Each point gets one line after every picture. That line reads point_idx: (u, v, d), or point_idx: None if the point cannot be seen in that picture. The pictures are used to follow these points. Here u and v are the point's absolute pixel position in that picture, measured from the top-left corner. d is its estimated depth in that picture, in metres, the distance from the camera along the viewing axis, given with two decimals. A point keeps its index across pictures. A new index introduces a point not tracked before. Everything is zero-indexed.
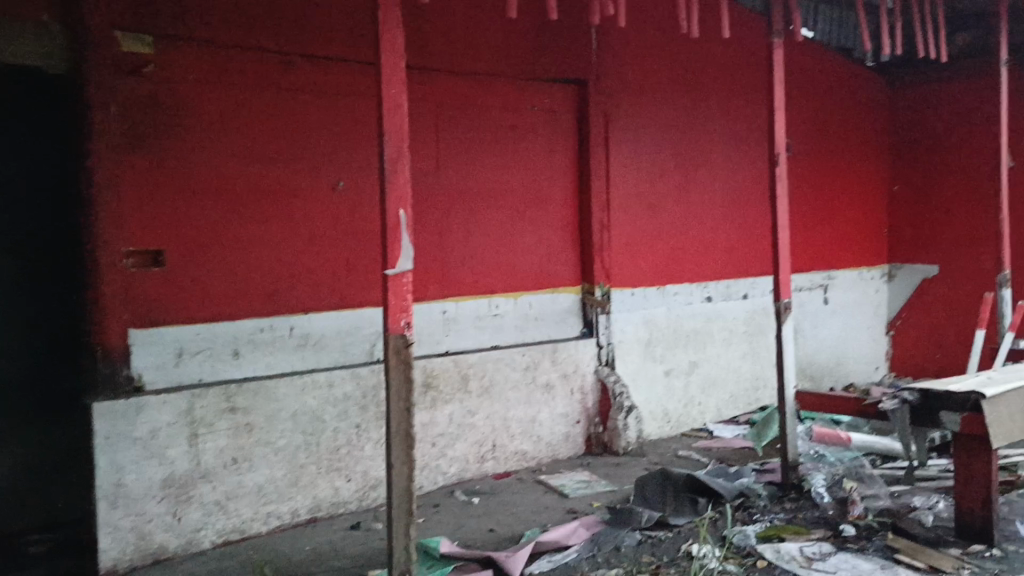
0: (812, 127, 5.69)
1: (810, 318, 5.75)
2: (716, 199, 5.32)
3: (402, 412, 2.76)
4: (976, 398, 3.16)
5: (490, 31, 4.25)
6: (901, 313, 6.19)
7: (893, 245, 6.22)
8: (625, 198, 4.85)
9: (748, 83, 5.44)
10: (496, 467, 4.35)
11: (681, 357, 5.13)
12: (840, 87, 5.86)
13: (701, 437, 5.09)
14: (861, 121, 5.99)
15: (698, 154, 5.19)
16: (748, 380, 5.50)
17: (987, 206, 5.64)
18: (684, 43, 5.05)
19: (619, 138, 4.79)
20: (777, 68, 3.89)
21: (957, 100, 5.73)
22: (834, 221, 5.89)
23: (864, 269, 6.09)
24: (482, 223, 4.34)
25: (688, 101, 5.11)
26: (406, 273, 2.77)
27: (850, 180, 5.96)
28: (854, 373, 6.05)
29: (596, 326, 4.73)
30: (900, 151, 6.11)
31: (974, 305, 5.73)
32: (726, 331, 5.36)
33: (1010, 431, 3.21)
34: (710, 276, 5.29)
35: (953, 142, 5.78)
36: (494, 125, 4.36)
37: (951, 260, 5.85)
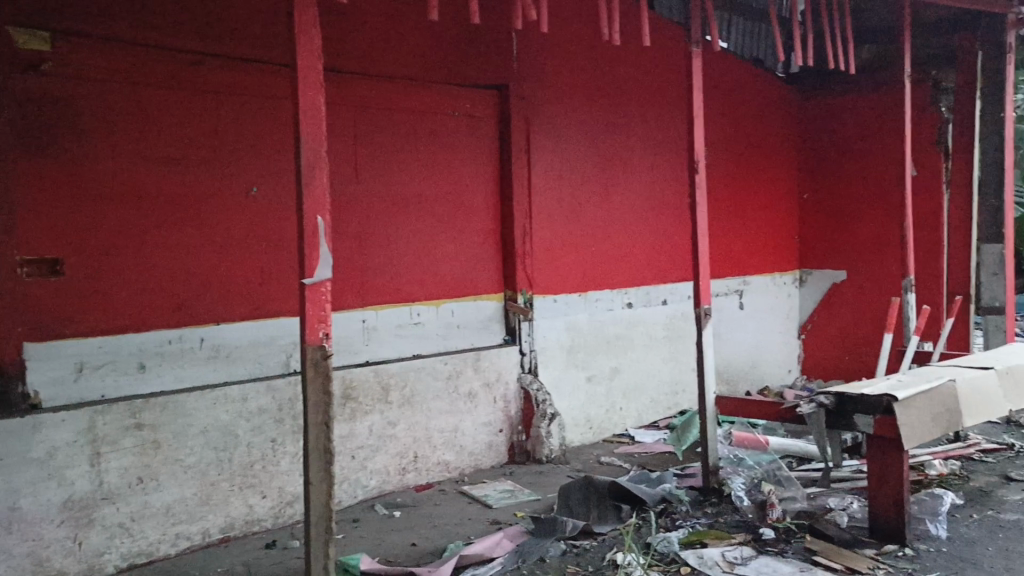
0: (728, 136, 5.80)
1: (726, 323, 5.86)
2: (637, 206, 5.37)
3: (320, 426, 2.65)
4: (887, 400, 3.27)
5: (411, 34, 4.18)
6: (812, 317, 6.37)
7: (805, 251, 6.40)
8: (547, 205, 4.84)
9: (667, 91, 5.51)
10: (418, 478, 4.26)
11: (603, 363, 5.14)
12: (755, 97, 5.99)
13: (622, 442, 5.11)
14: (775, 131, 6.14)
15: (618, 161, 5.22)
16: (668, 385, 5.56)
17: (892, 215, 5.86)
18: (604, 51, 5.08)
19: (540, 144, 4.77)
20: (695, 76, 3.93)
21: (864, 111, 5.95)
22: (749, 228, 6.02)
23: (777, 275, 6.25)
24: (403, 229, 4.26)
25: (608, 108, 5.13)
26: (325, 282, 2.67)
27: (764, 188, 6.11)
28: (769, 376, 6.19)
29: (519, 333, 4.70)
30: (810, 160, 6.30)
31: (881, 309, 5.94)
32: (647, 336, 5.41)
33: (919, 433, 3.32)
34: (631, 283, 5.33)
35: (860, 152, 5.99)
36: (415, 130, 4.28)
37: (860, 266, 6.06)
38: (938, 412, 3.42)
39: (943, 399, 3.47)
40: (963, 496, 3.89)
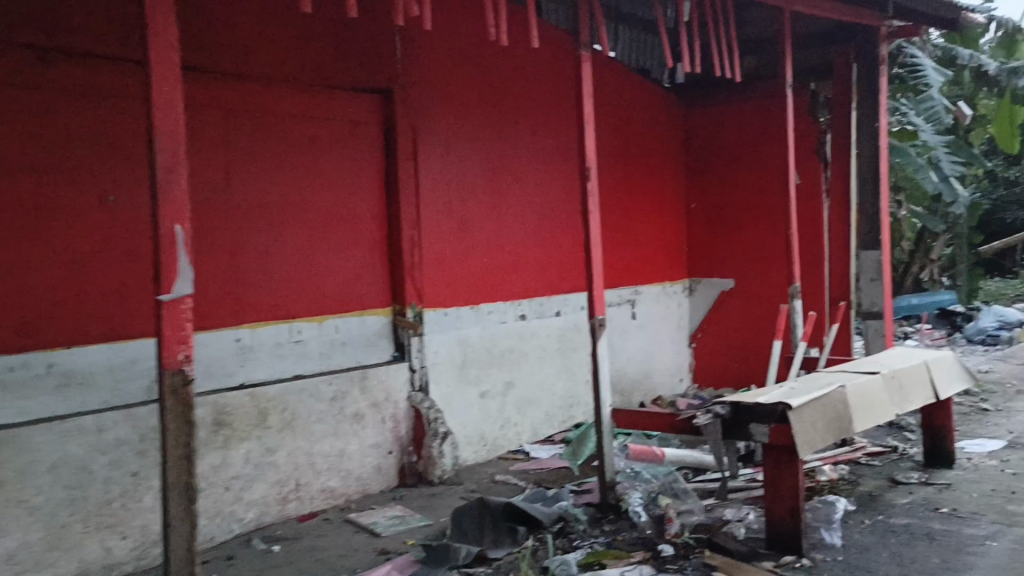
0: (617, 145, 5.78)
1: (619, 334, 5.82)
2: (528, 215, 5.25)
3: (181, 461, 2.37)
4: (782, 408, 3.24)
5: (286, 33, 3.92)
6: (702, 326, 6.41)
7: (693, 260, 6.44)
8: (435, 215, 4.65)
9: (557, 99, 5.42)
10: (300, 508, 3.97)
11: (496, 378, 4.98)
12: (643, 106, 5.99)
13: (517, 459, 4.95)
14: (663, 141, 6.16)
15: (508, 170, 5.09)
16: (562, 398, 5.45)
17: (776, 223, 5.98)
18: (491, 56, 4.94)
19: (427, 151, 4.58)
20: (585, 82, 3.84)
21: (748, 122, 6.04)
22: (640, 238, 6.01)
23: (668, 284, 6.25)
24: (280, 241, 3.97)
25: (496, 116, 5.00)
26: (185, 298, 2.38)
27: (654, 197, 6.12)
28: (661, 386, 6.17)
29: (408, 349, 4.48)
30: (697, 169, 6.35)
31: (768, 318, 6.04)
32: (541, 348, 5.29)
33: (814, 441, 3.30)
34: (523, 294, 5.20)
35: (745, 162, 6.08)
36: (291, 135, 4.01)
37: (746, 274, 6.14)
38: (830, 419, 3.43)
39: (834, 406, 3.48)
40: (854, 501, 3.93)
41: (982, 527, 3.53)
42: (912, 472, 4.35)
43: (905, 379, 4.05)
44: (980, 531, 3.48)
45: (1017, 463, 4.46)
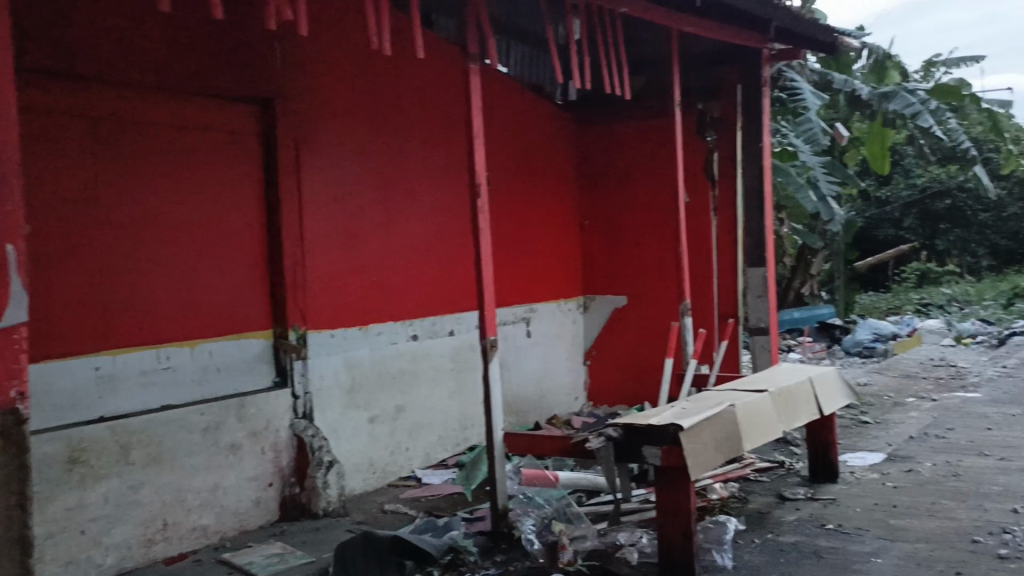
0: (508, 161, 5.71)
1: (513, 353, 5.72)
2: (419, 232, 5.08)
3: (15, 511, 2.09)
4: (674, 430, 3.20)
5: (154, 37, 3.66)
6: (596, 343, 6.39)
7: (587, 278, 6.42)
8: (320, 233, 4.43)
9: (447, 113, 5.31)
10: (169, 549, 3.66)
11: (385, 402, 4.78)
12: (535, 122, 5.95)
13: (408, 486, 4.75)
14: (555, 157, 6.13)
15: (396, 186, 4.92)
16: (456, 420, 5.29)
17: (667, 240, 6.03)
18: (376, 67, 4.79)
19: (310, 165, 4.37)
20: (474, 94, 3.73)
21: (638, 140, 6.08)
22: (533, 256, 5.94)
23: (562, 302, 6.20)
24: (149, 260, 3.68)
25: (383, 131, 4.83)
26: (20, 326, 2.11)
27: (548, 214, 6.07)
28: (556, 405, 6.10)
29: (290, 374, 4.23)
30: (589, 186, 6.33)
31: (661, 335, 6.07)
32: (433, 370, 5.12)
33: (705, 463, 3.26)
34: (415, 314, 5.03)
35: (636, 179, 6.12)
36: (161, 147, 3.74)
37: (639, 292, 6.17)
38: (721, 439, 3.41)
39: (725, 425, 3.46)
40: (744, 519, 3.93)
41: (867, 542, 3.59)
42: (799, 488, 4.41)
43: (791, 396, 4.10)
44: (865, 548, 3.53)
45: (896, 476, 4.59)
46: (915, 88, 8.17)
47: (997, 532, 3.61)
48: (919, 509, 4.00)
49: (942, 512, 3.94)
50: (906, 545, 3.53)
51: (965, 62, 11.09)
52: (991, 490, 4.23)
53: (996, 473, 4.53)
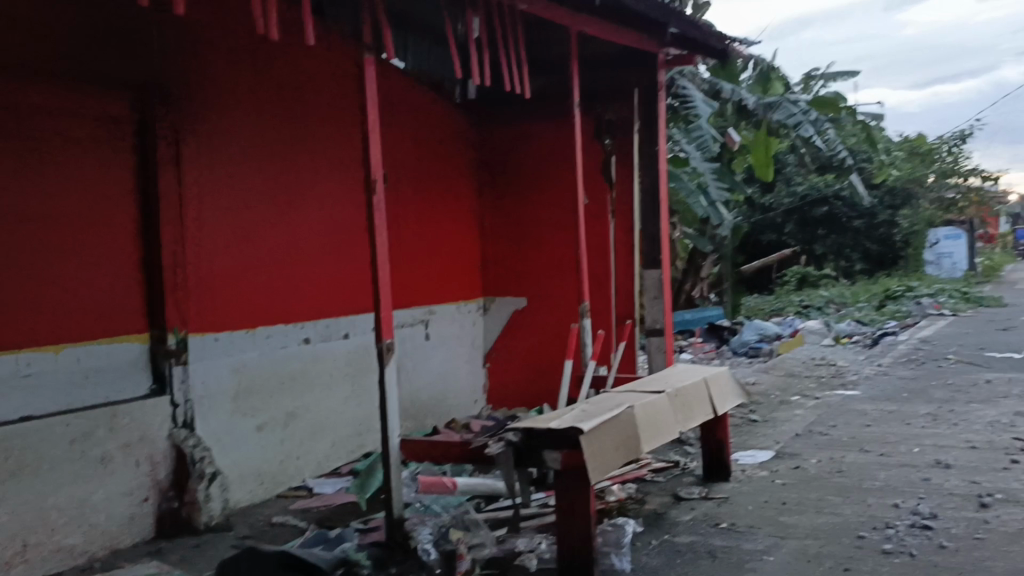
0: (405, 158, 5.57)
1: (410, 356, 5.57)
2: (311, 230, 4.87)
3: None
4: (574, 433, 3.15)
5: (15, 12, 3.36)
6: (495, 345, 6.32)
7: (486, 279, 6.34)
8: (204, 229, 4.18)
9: (340, 107, 5.14)
10: (29, 572, 3.36)
11: (275, 409, 4.55)
12: (433, 118, 5.82)
13: (298, 496, 4.54)
14: (453, 156, 6.02)
15: (287, 182, 4.71)
16: (350, 427, 5.10)
17: (565, 241, 6.01)
18: (265, 57, 4.58)
19: (192, 157, 4.11)
20: (369, 86, 3.58)
21: (535, 140, 6.05)
22: (431, 256, 5.82)
23: (461, 303, 6.10)
24: (9, 256, 3.38)
25: (273, 123, 4.62)
26: None
27: (446, 214, 5.95)
28: (454, 408, 5.99)
29: (169, 381, 3.96)
30: (487, 186, 6.26)
31: (559, 337, 6.05)
32: (326, 374, 4.92)
33: (604, 465, 3.23)
34: (306, 316, 4.82)
35: (534, 180, 6.08)
36: (24, 133, 3.44)
37: (538, 293, 6.14)
38: (620, 442, 3.39)
39: (624, 427, 3.45)
40: (642, 521, 3.93)
41: (759, 540, 3.65)
42: (694, 487, 4.46)
43: (687, 396, 4.13)
44: (757, 546, 3.59)
45: (785, 473, 4.71)
46: (797, 98, 8.51)
47: (880, 527, 3.73)
48: (807, 506, 4.10)
49: (829, 508, 4.06)
50: (796, 542, 3.61)
51: (842, 76, 11.65)
52: (873, 485, 4.39)
53: (876, 469, 4.71)
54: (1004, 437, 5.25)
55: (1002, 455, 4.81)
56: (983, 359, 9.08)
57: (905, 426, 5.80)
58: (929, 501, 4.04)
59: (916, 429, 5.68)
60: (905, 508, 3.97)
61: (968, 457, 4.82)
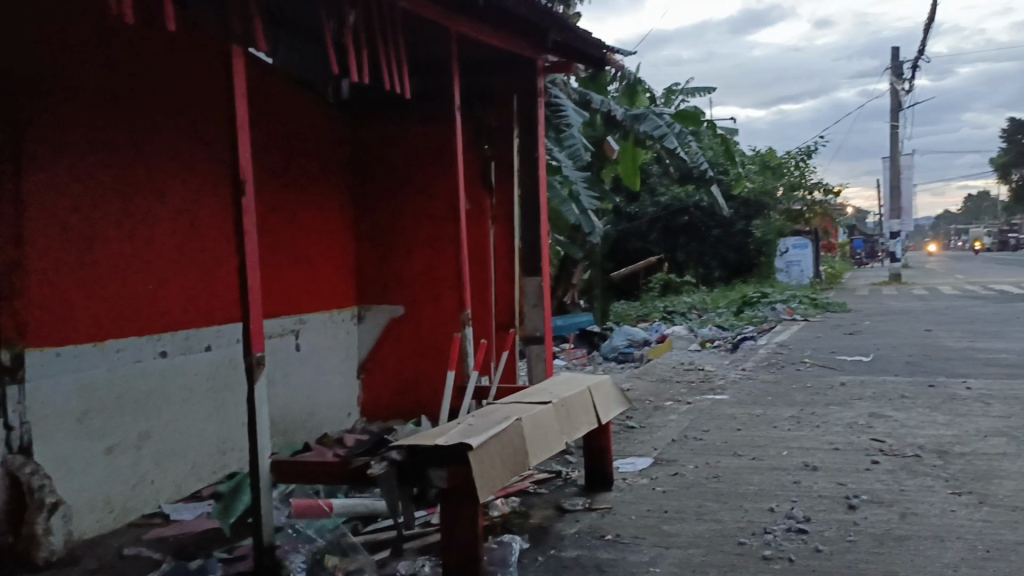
0: (274, 159, 5.27)
1: (279, 369, 5.25)
2: (170, 233, 4.50)
3: None
4: (462, 449, 3.01)
5: None
6: (371, 354, 6.09)
7: (361, 286, 6.09)
8: (45, 232, 3.77)
9: (206, 102, 4.79)
10: None
11: (128, 429, 4.15)
12: (305, 118, 5.55)
13: (154, 524, 4.16)
14: (327, 157, 5.75)
15: (145, 181, 4.34)
16: (212, 446, 4.74)
17: (444, 247, 5.85)
18: (120, 45, 4.23)
19: (34, 151, 3.72)
20: (238, 79, 3.31)
21: (413, 143, 5.85)
22: (302, 261, 5.53)
23: (334, 311, 5.83)
24: None
25: (126, 117, 4.24)
26: None
27: (318, 217, 5.67)
28: (326, 422, 5.71)
29: (5, 402, 3.51)
30: (362, 190, 6.02)
31: (437, 347, 5.88)
32: (187, 391, 4.54)
33: (492, 482, 3.11)
34: (163, 327, 4.43)
35: (411, 184, 5.89)
36: None
37: (415, 301, 5.95)
38: (507, 456, 3.27)
39: (511, 441, 3.33)
40: (527, 537, 3.83)
41: (644, 552, 3.62)
42: (577, 498, 4.40)
43: (572, 406, 4.07)
44: (642, 558, 3.55)
45: (664, 480, 4.74)
46: (662, 111, 8.72)
47: (759, 532, 3.79)
48: (687, 513, 4.12)
49: (709, 515, 4.09)
50: (680, 551, 3.60)
51: (701, 92, 12.11)
52: (748, 490, 4.48)
53: (750, 473, 4.81)
54: (862, 438, 5.51)
55: (862, 456, 5.04)
56: (836, 362, 9.61)
57: (773, 430, 5.99)
58: (802, 504, 4.15)
59: (783, 432, 5.88)
60: (780, 512, 4.05)
61: (833, 459, 5.01)
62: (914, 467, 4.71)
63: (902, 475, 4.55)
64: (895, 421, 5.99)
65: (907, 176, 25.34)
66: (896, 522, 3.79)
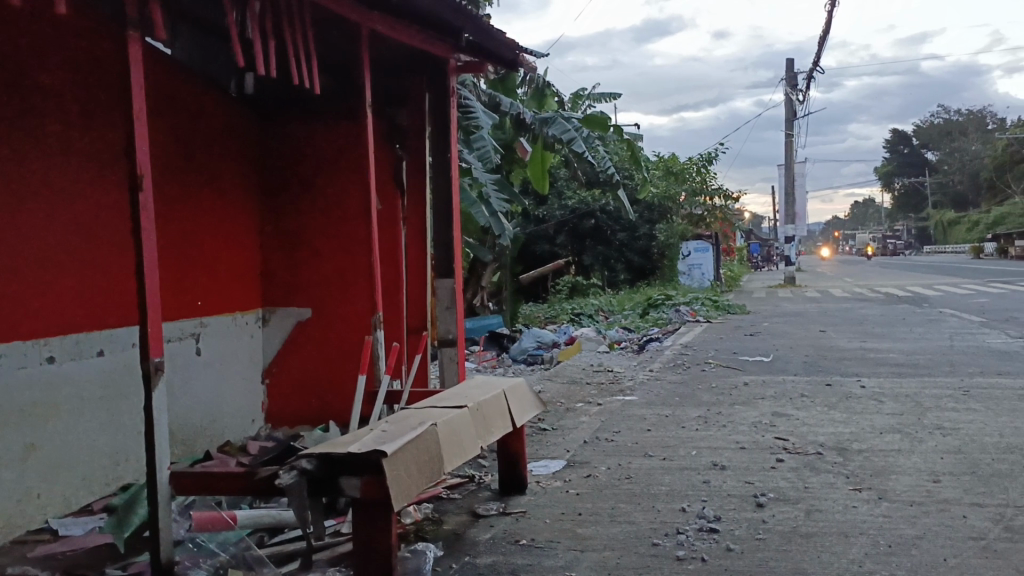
0: (175, 154, 5.02)
1: (179, 375, 5.00)
2: (58, 231, 4.22)
3: None
4: (376, 458, 2.91)
5: None
6: (276, 359, 5.87)
7: (267, 288, 5.87)
8: None
9: (100, 95, 4.53)
10: None
11: (11, 441, 3.86)
12: (207, 113, 5.31)
13: (40, 540, 3.87)
14: (232, 154, 5.52)
15: (31, 176, 4.06)
16: (105, 457, 4.47)
17: (354, 249, 5.70)
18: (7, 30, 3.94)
19: None
20: (134, 68, 3.11)
21: (322, 141, 5.68)
22: (204, 262, 5.29)
23: (238, 314, 5.60)
24: None
25: (12, 108, 3.97)
26: None
27: (221, 217, 5.43)
28: (229, 429, 5.48)
29: None
30: (268, 188, 5.81)
31: (347, 350, 5.72)
32: (77, 399, 4.26)
33: (407, 490, 3.02)
34: (51, 332, 4.14)
35: (319, 183, 5.72)
36: None
37: (323, 304, 5.77)
38: (423, 462, 3.19)
39: (426, 447, 3.25)
40: (441, 545, 3.74)
41: (559, 556, 3.59)
42: (491, 503, 4.35)
43: (486, 410, 4.01)
44: (557, 562, 3.52)
45: (578, 483, 4.73)
46: (570, 116, 8.82)
47: (672, 533, 3.81)
48: (601, 516, 4.12)
49: (622, 517, 4.10)
50: (595, 555, 3.59)
51: (606, 97, 12.26)
52: (660, 490, 4.52)
53: (661, 474, 4.86)
54: (766, 437, 5.65)
55: (767, 454, 5.17)
56: (738, 363, 9.89)
57: (681, 430, 6.08)
58: (712, 504, 4.21)
59: (691, 432, 5.98)
60: (692, 512, 4.09)
61: (740, 458, 5.11)
62: (816, 464, 4.86)
63: (806, 473, 4.68)
64: (797, 420, 6.18)
65: (801, 183, 26.43)
66: (802, 519, 3.89)
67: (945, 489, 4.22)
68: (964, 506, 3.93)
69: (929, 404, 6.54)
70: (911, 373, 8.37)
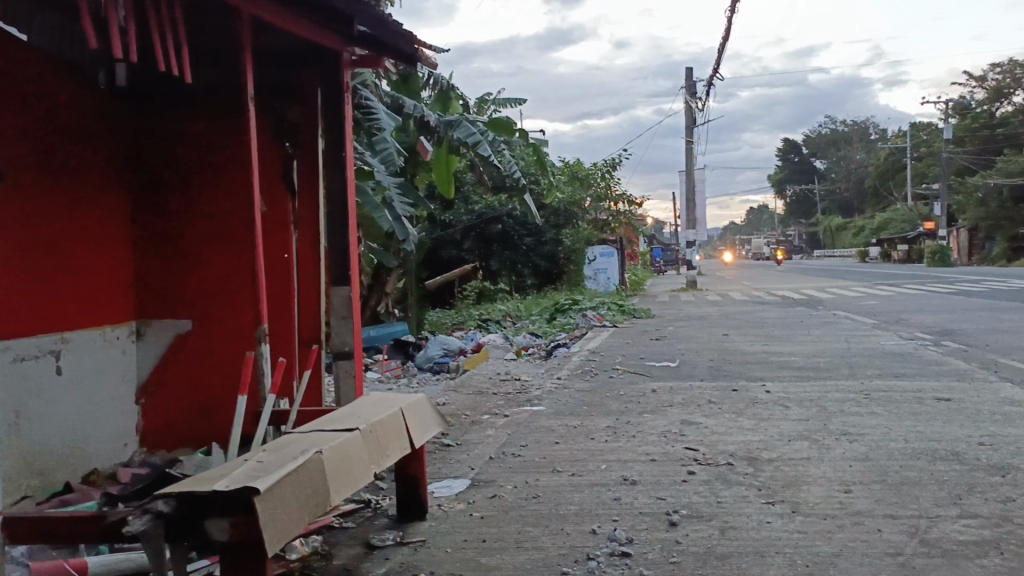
0: (29, 147, 4.45)
1: (39, 400, 4.44)
2: None
3: None
4: (247, 494, 2.54)
5: None
6: (153, 377, 5.35)
7: (141, 299, 5.35)
8: None
9: None
10: None
11: None
12: (68, 103, 4.77)
13: None
14: (98, 150, 4.99)
15: None
16: None
17: (238, 254, 5.22)
18: None
19: None
20: None
21: (200, 137, 5.20)
22: (65, 269, 4.73)
23: (107, 329, 5.07)
24: None
25: None
26: None
27: (85, 219, 4.89)
28: (97, 456, 4.92)
29: None
30: (141, 189, 5.30)
31: (232, 366, 5.24)
32: None
33: (285, 529, 2.66)
34: None
35: (199, 182, 5.23)
36: None
37: (205, 315, 5.28)
38: (306, 496, 2.85)
39: (309, 478, 2.89)
40: None
41: None
42: (387, 532, 4.00)
43: (382, 431, 3.67)
44: None
45: (482, 505, 4.43)
46: (475, 119, 8.54)
47: (583, 560, 3.55)
48: (506, 542, 3.83)
49: (529, 543, 3.81)
50: None
51: (511, 102, 12.07)
52: (569, 510, 4.26)
53: (569, 491, 4.61)
54: (676, 447, 5.50)
55: (678, 466, 4.99)
56: (644, 368, 9.86)
57: (590, 442, 5.86)
58: (623, 524, 3.98)
59: (599, 444, 5.77)
60: (603, 535, 3.85)
61: (650, 471, 4.92)
62: (728, 476, 4.70)
63: (718, 486, 4.52)
64: (706, 428, 6.05)
65: (702, 190, 26.95)
66: (717, 538, 3.70)
67: (858, 499, 4.12)
68: (878, 518, 3.83)
69: (834, 409, 6.54)
70: (813, 376, 8.44)
